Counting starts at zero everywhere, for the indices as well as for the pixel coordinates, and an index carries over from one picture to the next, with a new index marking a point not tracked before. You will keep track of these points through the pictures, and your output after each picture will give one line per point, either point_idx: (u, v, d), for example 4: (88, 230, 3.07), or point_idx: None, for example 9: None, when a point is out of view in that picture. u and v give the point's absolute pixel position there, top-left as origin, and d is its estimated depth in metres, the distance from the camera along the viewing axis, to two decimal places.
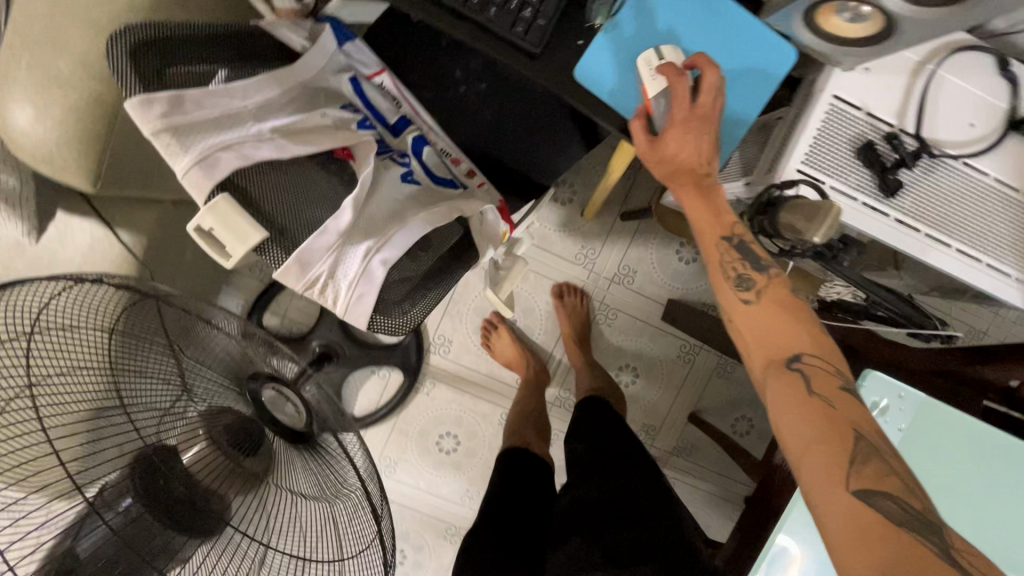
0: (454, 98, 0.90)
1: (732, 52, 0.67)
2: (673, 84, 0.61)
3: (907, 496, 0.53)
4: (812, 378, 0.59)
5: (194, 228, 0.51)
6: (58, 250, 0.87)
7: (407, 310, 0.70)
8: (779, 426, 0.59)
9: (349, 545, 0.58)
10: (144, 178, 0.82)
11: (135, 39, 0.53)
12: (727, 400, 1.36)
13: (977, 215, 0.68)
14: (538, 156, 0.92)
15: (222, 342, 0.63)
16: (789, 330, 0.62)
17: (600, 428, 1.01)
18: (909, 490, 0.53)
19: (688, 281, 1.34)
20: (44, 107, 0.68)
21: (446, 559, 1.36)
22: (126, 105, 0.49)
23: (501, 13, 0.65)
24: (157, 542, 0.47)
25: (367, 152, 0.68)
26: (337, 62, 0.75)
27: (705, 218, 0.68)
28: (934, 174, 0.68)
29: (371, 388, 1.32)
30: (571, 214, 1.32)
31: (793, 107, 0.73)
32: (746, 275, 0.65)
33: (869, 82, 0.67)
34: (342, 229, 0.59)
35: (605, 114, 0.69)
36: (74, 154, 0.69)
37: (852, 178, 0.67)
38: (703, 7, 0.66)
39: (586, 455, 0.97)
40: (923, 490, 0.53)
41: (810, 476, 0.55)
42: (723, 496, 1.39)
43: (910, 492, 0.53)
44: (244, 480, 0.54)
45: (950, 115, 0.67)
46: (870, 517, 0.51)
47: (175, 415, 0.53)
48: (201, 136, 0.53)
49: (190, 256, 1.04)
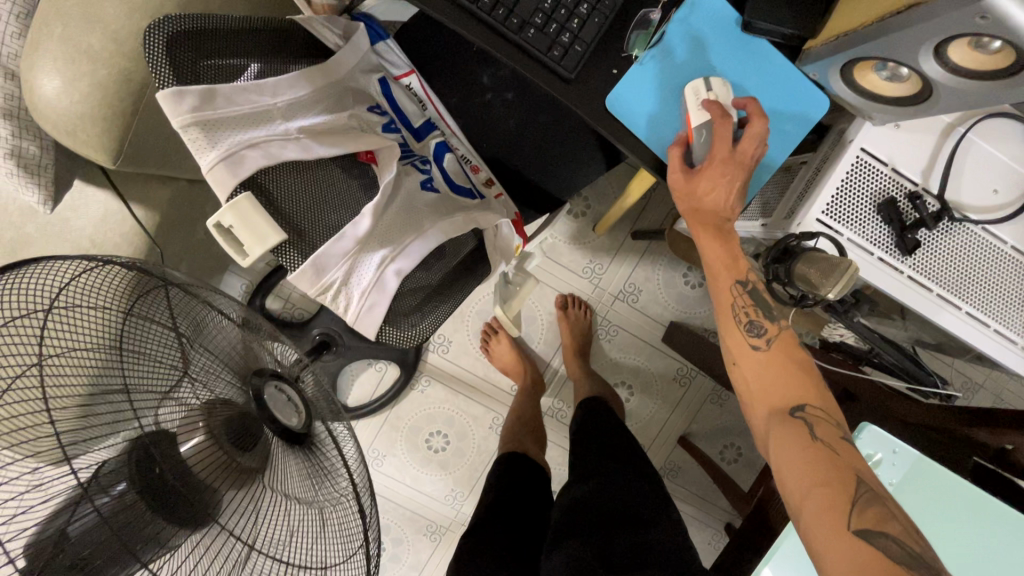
0: (480, 105, 0.90)
1: (766, 94, 0.67)
2: (717, 124, 0.61)
3: (905, 538, 0.55)
4: (815, 426, 0.61)
5: (214, 225, 0.51)
6: (72, 219, 0.89)
7: (418, 321, 0.72)
8: (782, 471, 0.61)
9: (333, 554, 0.58)
10: (163, 157, 0.82)
11: (175, 29, 0.54)
12: (719, 426, 1.36)
13: (992, 281, 0.68)
14: (557, 172, 0.92)
15: (226, 332, 0.59)
16: (794, 380, 0.65)
17: (597, 440, 1.02)
18: (906, 531, 0.56)
19: (693, 305, 1.34)
20: (71, 79, 0.67)
21: (424, 555, 1.36)
22: (159, 96, 0.50)
23: (538, 35, 0.65)
24: (148, 530, 0.47)
25: (391, 160, 0.66)
26: (368, 62, 0.75)
27: (721, 261, 0.69)
28: (952, 235, 0.68)
29: (366, 380, 1.33)
30: (584, 227, 1.32)
31: (820, 153, 0.74)
32: (757, 322, 0.67)
33: (897, 138, 0.67)
34: (360, 235, 0.59)
35: (631, 144, 0.69)
36: (97, 129, 0.69)
37: (869, 231, 0.67)
38: (739, 47, 0.66)
39: (579, 470, 0.97)
40: (919, 532, 0.56)
41: (811, 518, 0.57)
42: (704, 520, 1.40)
43: (908, 534, 0.56)
44: (239, 477, 0.53)
45: (975, 179, 0.67)
46: (873, 557, 0.53)
47: (174, 399, 0.51)
48: (228, 131, 0.53)
49: (202, 236, 1.04)
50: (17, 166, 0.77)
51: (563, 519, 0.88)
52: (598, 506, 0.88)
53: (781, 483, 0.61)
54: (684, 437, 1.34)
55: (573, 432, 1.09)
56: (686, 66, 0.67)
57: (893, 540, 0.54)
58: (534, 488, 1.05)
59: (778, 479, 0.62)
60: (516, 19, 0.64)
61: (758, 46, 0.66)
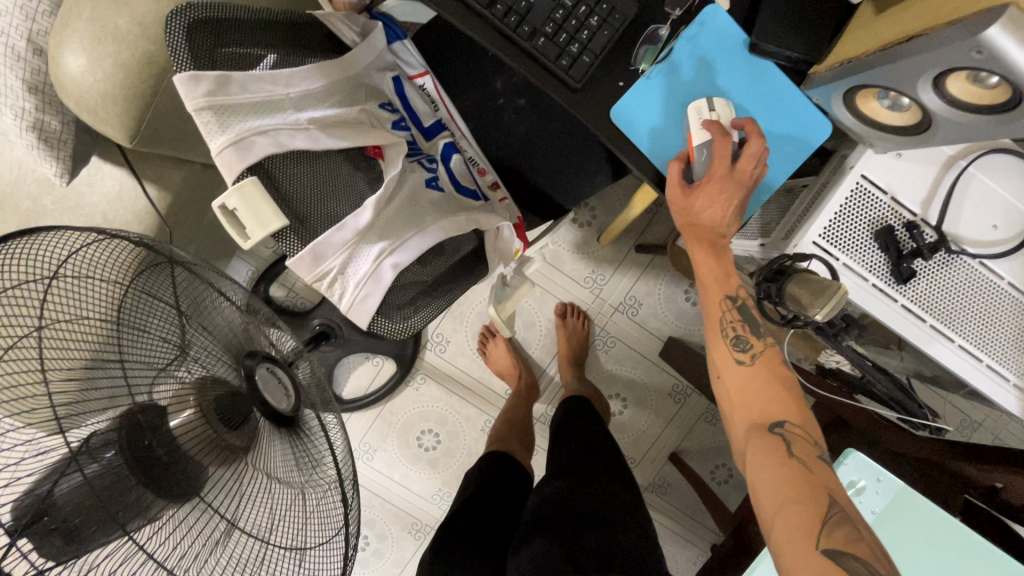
0: (491, 109, 0.92)
1: (770, 116, 0.68)
2: (717, 143, 0.62)
3: (872, 560, 0.55)
4: (794, 444, 0.62)
5: (219, 207, 0.53)
6: (87, 194, 0.92)
7: (410, 316, 0.74)
8: (757, 485, 0.61)
9: (312, 536, 0.60)
10: (179, 141, 0.84)
11: (195, 15, 0.55)
12: (710, 446, 1.36)
13: (988, 316, 0.67)
14: (563, 179, 0.93)
15: (225, 312, 0.62)
16: (777, 396, 0.65)
17: (578, 436, 1.02)
18: (874, 555, 0.56)
19: (692, 322, 1.34)
20: (96, 59, 0.69)
21: (407, 553, 1.37)
22: (175, 78, 0.51)
23: (548, 44, 0.66)
24: (128, 498, 0.47)
25: (398, 155, 0.69)
26: (383, 60, 0.77)
27: (713, 275, 0.69)
28: (949, 268, 0.68)
29: (362, 374, 1.34)
30: (588, 237, 1.33)
31: (822, 178, 0.74)
32: (744, 337, 0.67)
33: (898, 168, 0.68)
34: (360, 227, 0.61)
35: (633, 156, 0.70)
36: (116, 111, 0.72)
37: (865, 258, 0.67)
38: (748, 68, 0.67)
39: (557, 464, 0.98)
40: (888, 557, 0.56)
41: (782, 535, 0.57)
42: (690, 539, 1.39)
43: (873, 555, 0.56)
44: (226, 454, 0.55)
45: (974, 214, 0.67)
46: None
47: (169, 374, 0.53)
48: (239, 118, 0.55)
49: (211, 220, 1.06)
50: (37, 139, 0.80)
51: (536, 512, 0.89)
52: (579, 509, 0.88)
53: (756, 497, 0.61)
54: (676, 454, 1.33)
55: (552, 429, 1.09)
56: (692, 85, 0.68)
57: (859, 561, 0.54)
58: (514, 488, 1.06)
59: (752, 494, 0.62)
60: (528, 27, 0.65)
61: (765, 69, 0.67)
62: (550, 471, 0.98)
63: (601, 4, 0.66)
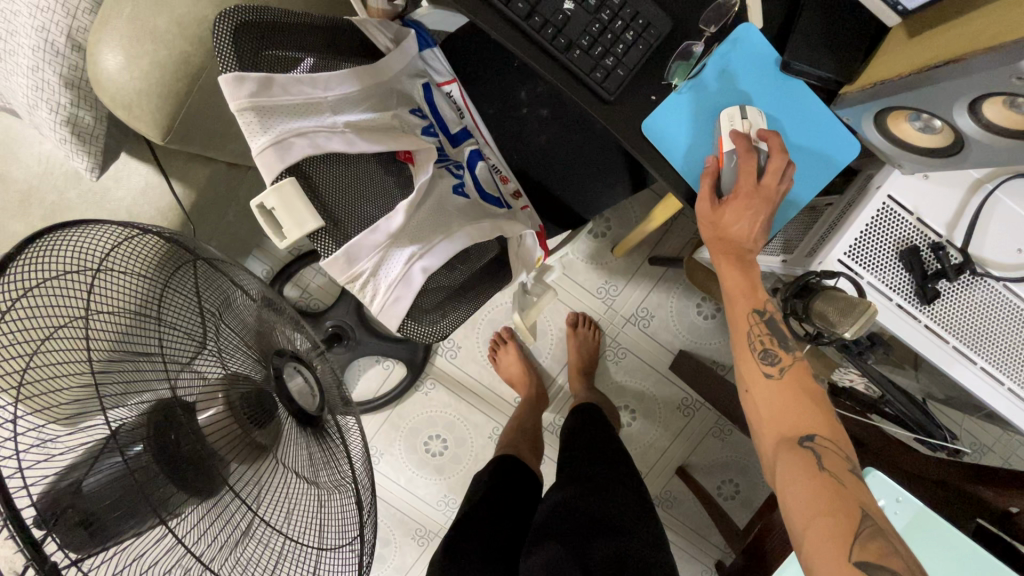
0: (515, 118, 0.93)
1: (799, 133, 0.69)
2: (743, 157, 0.63)
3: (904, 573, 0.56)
4: (823, 457, 0.62)
5: (257, 205, 0.53)
6: (113, 188, 0.94)
7: (437, 320, 0.74)
8: (787, 499, 0.62)
9: (331, 537, 0.60)
10: (209, 140, 0.85)
11: (240, 19, 0.57)
12: (719, 460, 1.35)
13: (1012, 340, 0.67)
14: (584, 190, 0.94)
15: (244, 305, 0.61)
16: (807, 410, 0.65)
17: (590, 443, 1.02)
18: (907, 568, 0.57)
19: (704, 335, 1.34)
20: (134, 56, 0.70)
21: (409, 558, 1.36)
22: (220, 78, 0.52)
23: (583, 56, 0.67)
24: (157, 495, 0.47)
25: (427, 160, 0.69)
26: (414, 67, 0.78)
27: (739, 289, 0.70)
28: (972, 289, 0.68)
29: (373, 376, 1.34)
30: (603, 247, 1.33)
31: (845, 197, 0.75)
32: (771, 350, 0.68)
33: (925, 189, 0.68)
34: (392, 230, 0.61)
35: (661, 170, 0.70)
36: (152, 108, 0.72)
37: (889, 277, 0.68)
38: (777, 85, 0.68)
39: (571, 468, 0.98)
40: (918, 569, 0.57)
41: (813, 548, 0.58)
42: (695, 555, 1.38)
43: (907, 569, 0.57)
44: (250, 451, 0.54)
45: (999, 237, 0.67)
46: None
47: (192, 370, 0.52)
48: (279, 119, 0.56)
49: (233, 218, 1.06)
50: (70, 133, 0.81)
51: (547, 518, 0.89)
52: (590, 516, 0.88)
53: (786, 512, 0.62)
54: (684, 468, 1.33)
55: (562, 437, 1.09)
56: (720, 101, 0.69)
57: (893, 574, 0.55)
58: (524, 492, 1.06)
59: (781, 506, 0.63)
60: (564, 40, 0.66)
61: (793, 87, 0.68)
62: (560, 477, 0.98)
63: (636, 20, 0.67)
